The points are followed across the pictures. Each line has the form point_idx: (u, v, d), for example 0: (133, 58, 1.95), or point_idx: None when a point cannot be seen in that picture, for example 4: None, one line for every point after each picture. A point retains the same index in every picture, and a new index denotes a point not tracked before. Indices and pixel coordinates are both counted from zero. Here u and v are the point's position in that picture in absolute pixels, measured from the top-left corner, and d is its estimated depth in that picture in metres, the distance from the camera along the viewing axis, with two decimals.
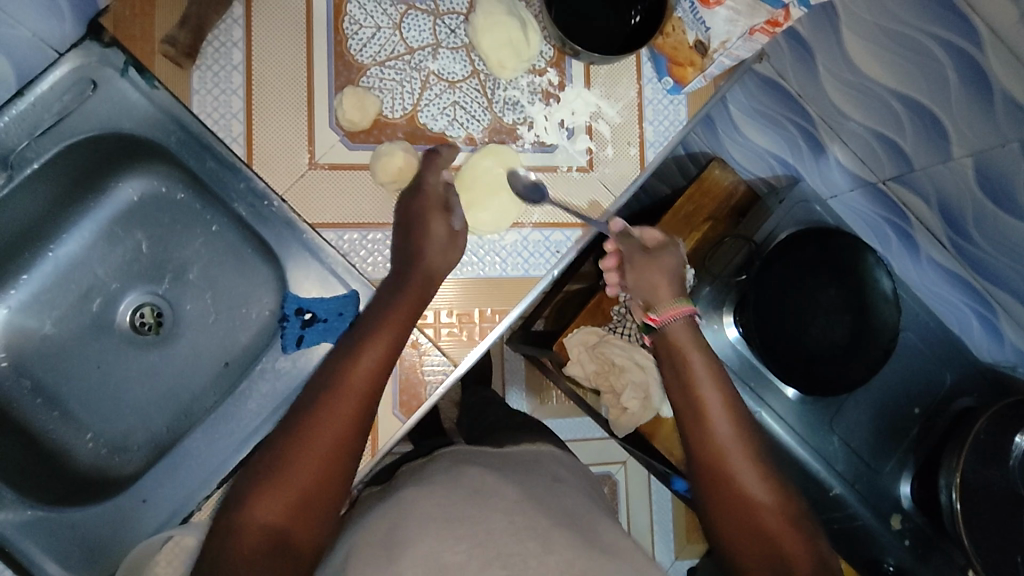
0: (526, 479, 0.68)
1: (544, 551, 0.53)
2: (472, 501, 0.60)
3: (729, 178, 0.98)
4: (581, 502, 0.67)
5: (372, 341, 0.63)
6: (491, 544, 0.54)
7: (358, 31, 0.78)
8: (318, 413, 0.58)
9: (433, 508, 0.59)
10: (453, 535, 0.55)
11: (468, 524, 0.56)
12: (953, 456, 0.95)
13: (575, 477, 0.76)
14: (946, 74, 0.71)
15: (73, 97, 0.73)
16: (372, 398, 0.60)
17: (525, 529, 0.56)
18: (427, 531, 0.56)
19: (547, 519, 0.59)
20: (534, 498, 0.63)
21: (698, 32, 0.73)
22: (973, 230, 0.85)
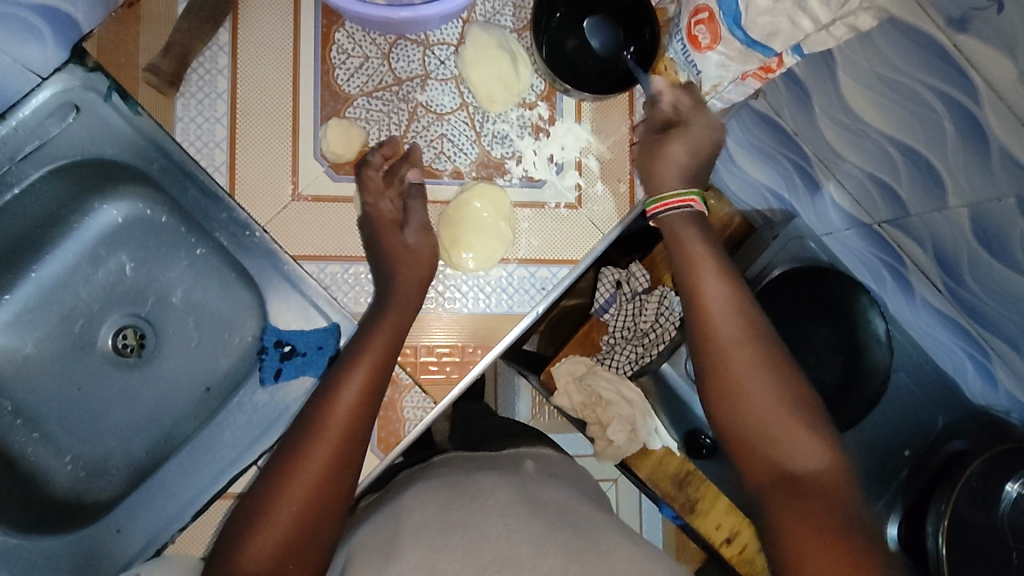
0: (531, 481, 0.68)
1: (539, 554, 0.54)
2: (466, 503, 0.61)
3: (724, 210, 1.05)
4: (574, 499, 0.67)
5: (349, 375, 0.64)
6: (488, 548, 0.55)
7: (346, 60, 0.77)
8: (299, 451, 0.59)
9: (421, 518, 0.59)
10: (445, 544, 0.55)
11: (460, 532, 0.56)
12: (942, 500, 0.94)
13: (572, 480, 0.76)
14: (942, 125, 0.69)
15: (56, 121, 0.73)
16: (351, 436, 0.61)
17: (520, 531, 0.56)
18: (419, 539, 0.56)
19: (542, 522, 0.58)
20: (532, 499, 0.63)
21: (690, 74, 0.71)
22: (967, 276, 0.83)
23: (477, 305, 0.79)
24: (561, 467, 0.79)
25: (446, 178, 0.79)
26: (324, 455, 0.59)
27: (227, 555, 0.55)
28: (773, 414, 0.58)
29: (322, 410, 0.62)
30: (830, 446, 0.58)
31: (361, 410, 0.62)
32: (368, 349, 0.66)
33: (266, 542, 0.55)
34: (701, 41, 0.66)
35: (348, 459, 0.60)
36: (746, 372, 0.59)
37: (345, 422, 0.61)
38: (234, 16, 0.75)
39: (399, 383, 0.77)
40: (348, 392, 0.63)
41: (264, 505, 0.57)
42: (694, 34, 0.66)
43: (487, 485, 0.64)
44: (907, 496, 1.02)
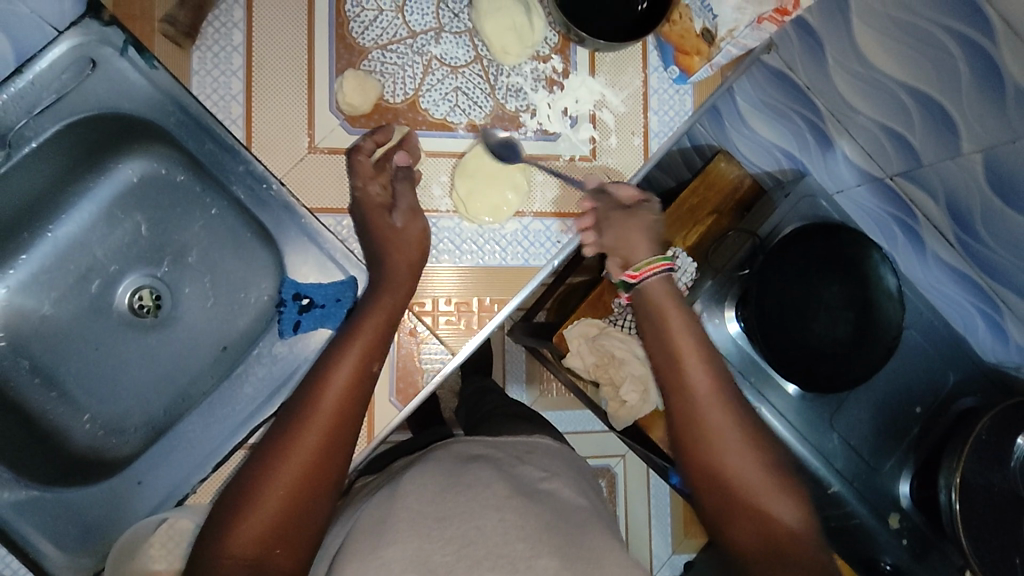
0: (528, 467, 0.69)
1: (532, 554, 0.55)
2: (463, 491, 0.61)
3: (734, 172, 1.02)
4: (574, 496, 0.67)
5: (337, 363, 0.63)
6: (482, 543, 0.56)
7: (360, 13, 0.77)
8: (289, 433, 0.59)
9: (419, 503, 0.60)
10: (440, 534, 0.56)
11: (455, 522, 0.58)
12: (954, 457, 0.94)
13: (572, 470, 0.75)
14: (957, 67, 0.69)
15: (71, 75, 0.72)
16: (343, 424, 0.60)
17: (516, 526, 0.57)
18: (415, 527, 0.57)
19: (539, 516, 0.59)
20: (530, 491, 0.63)
21: (705, 20, 0.71)
22: (979, 227, 0.83)
23: (493, 257, 0.79)
24: (561, 456, 0.78)
25: (460, 131, 0.79)
26: (311, 444, 0.58)
27: (217, 536, 0.55)
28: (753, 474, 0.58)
29: (314, 394, 0.61)
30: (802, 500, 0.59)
31: (351, 395, 0.62)
32: (358, 336, 0.65)
33: (256, 525, 0.55)
34: None
35: (337, 448, 0.60)
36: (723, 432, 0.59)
37: (336, 404, 0.61)
38: None
39: (416, 334, 0.77)
40: (337, 381, 0.62)
41: (253, 487, 0.57)
42: None
43: (485, 475, 0.65)
44: (919, 452, 1.02)
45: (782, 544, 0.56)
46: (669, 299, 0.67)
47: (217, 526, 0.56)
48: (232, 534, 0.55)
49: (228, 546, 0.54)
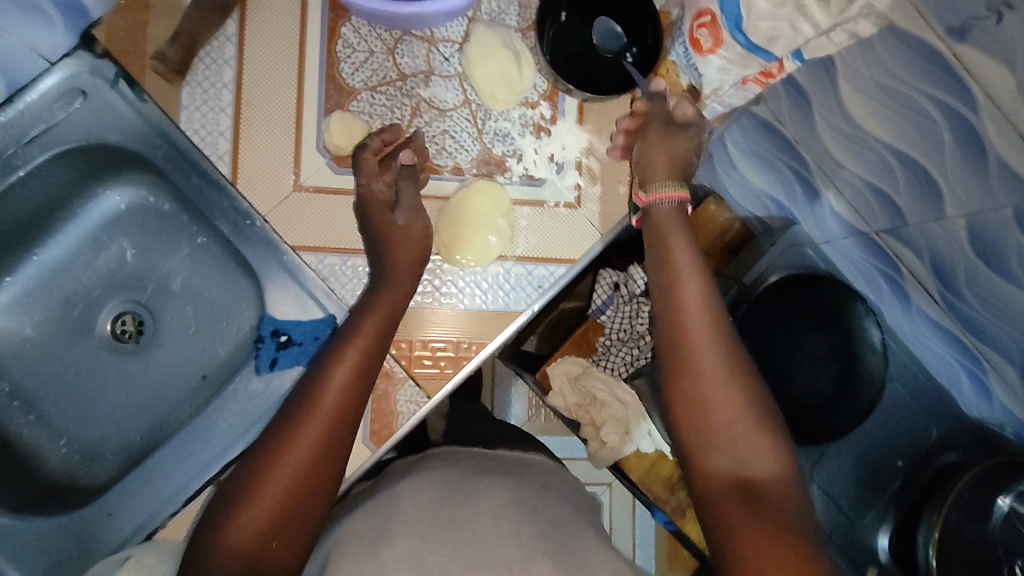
0: (518, 485, 0.72)
1: (528, 559, 0.57)
2: (459, 503, 0.65)
3: (724, 215, 0.95)
4: (565, 513, 0.70)
5: (335, 364, 0.62)
6: (477, 546, 0.58)
7: (351, 54, 0.78)
8: (294, 426, 0.58)
9: (410, 514, 0.63)
10: (437, 538, 0.59)
11: (450, 527, 0.60)
12: (933, 512, 0.93)
13: (564, 488, 0.79)
14: (942, 135, 0.69)
15: (62, 106, 0.73)
16: (343, 420, 0.59)
17: (511, 535, 0.60)
18: (410, 531, 0.60)
19: (530, 529, 0.62)
20: (522, 506, 0.67)
21: (691, 76, 0.71)
22: (963, 287, 0.83)
23: (473, 300, 0.79)
24: (553, 474, 0.82)
25: (446, 174, 0.79)
26: (314, 435, 0.57)
27: (216, 527, 0.53)
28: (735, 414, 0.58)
29: (314, 389, 0.60)
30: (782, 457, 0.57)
31: (351, 392, 0.61)
32: (358, 334, 0.65)
33: (258, 515, 0.53)
34: (703, 45, 0.66)
35: (338, 445, 0.58)
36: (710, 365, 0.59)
37: (338, 400, 0.60)
38: (242, 8, 0.76)
39: (392, 376, 0.77)
40: (336, 377, 0.61)
41: (254, 480, 0.55)
42: (695, 37, 0.66)
43: (481, 493, 0.67)
44: (898, 508, 1.02)
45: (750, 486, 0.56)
46: (674, 228, 0.67)
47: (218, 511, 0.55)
48: (230, 523, 0.52)
49: (230, 538, 0.52)
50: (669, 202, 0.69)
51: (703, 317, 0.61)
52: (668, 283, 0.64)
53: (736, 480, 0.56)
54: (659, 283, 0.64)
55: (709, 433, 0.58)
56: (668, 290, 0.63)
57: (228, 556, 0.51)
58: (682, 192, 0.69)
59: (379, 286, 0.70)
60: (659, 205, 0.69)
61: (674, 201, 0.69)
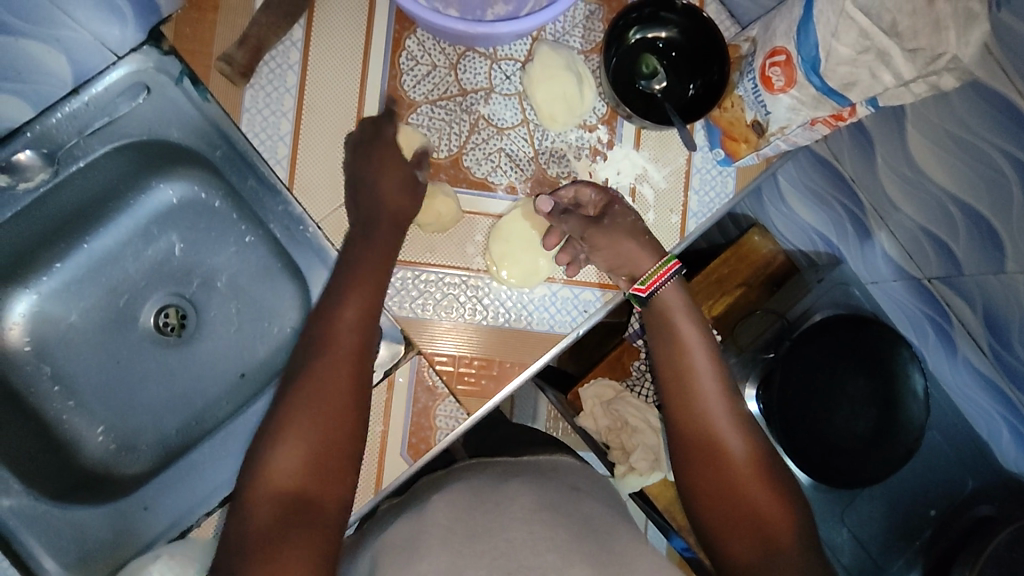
0: (548, 488, 0.72)
1: (563, 564, 0.57)
2: (491, 511, 0.65)
3: (768, 246, 1.05)
4: (600, 514, 0.70)
5: (344, 302, 0.66)
6: (512, 556, 0.58)
7: (414, 67, 0.78)
8: (310, 372, 0.62)
9: (449, 521, 0.63)
10: (471, 550, 0.58)
11: (489, 536, 0.61)
12: (965, 565, 0.91)
13: (599, 489, 0.79)
14: (1011, 189, 0.68)
15: (126, 100, 0.74)
16: (359, 353, 0.64)
17: (544, 539, 0.60)
18: (445, 544, 0.60)
19: (564, 532, 0.62)
20: (553, 508, 0.66)
21: (757, 112, 0.70)
22: (1015, 341, 0.80)
23: (519, 320, 0.78)
24: (585, 477, 0.81)
25: (500, 192, 0.79)
26: (336, 374, 0.62)
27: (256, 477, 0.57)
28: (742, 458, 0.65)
29: (326, 330, 0.65)
30: (785, 498, 0.64)
31: (361, 327, 0.65)
32: (360, 280, 0.67)
33: (293, 458, 0.58)
34: (774, 83, 0.65)
35: (356, 382, 0.62)
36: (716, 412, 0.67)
37: (349, 338, 0.64)
38: (310, 14, 0.76)
39: (434, 391, 0.77)
40: (347, 313, 0.65)
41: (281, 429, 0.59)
42: (767, 75, 0.65)
43: (516, 500, 0.67)
44: (928, 556, 0.99)
45: (758, 521, 0.62)
46: (679, 305, 0.72)
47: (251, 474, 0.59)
48: (266, 476, 0.57)
49: (274, 477, 0.57)
50: (669, 280, 0.73)
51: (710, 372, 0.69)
52: (683, 363, 0.69)
53: (759, 530, 0.62)
54: (672, 357, 0.70)
55: (725, 471, 0.64)
56: (679, 344, 0.70)
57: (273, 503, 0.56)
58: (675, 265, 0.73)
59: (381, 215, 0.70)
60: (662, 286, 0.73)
61: (670, 279, 0.73)
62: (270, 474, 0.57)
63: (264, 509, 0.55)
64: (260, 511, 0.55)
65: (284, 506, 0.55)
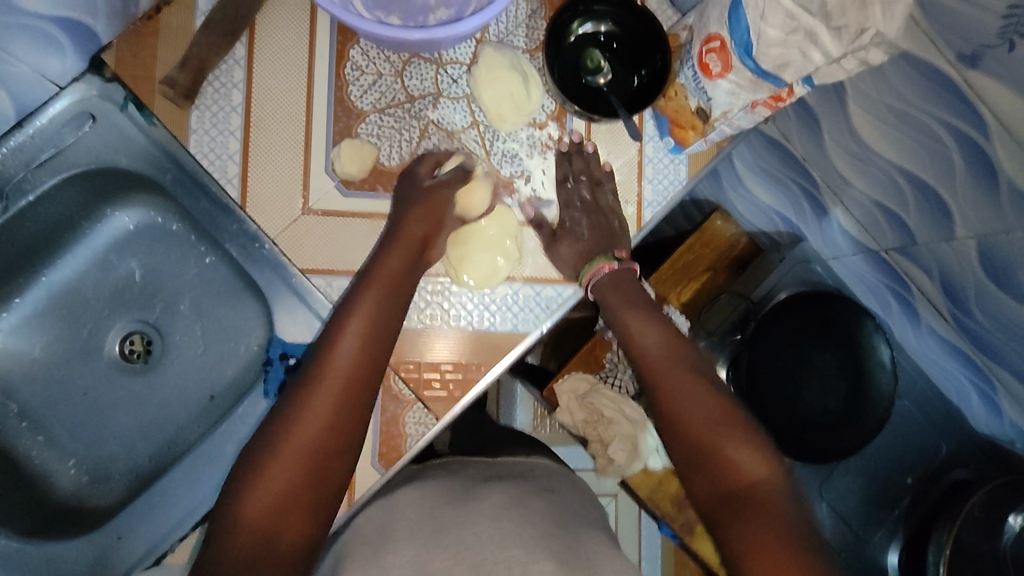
0: (523, 489, 0.72)
1: (529, 559, 0.57)
2: (460, 508, 0.66)
3: (730, 230, 1.04)
4: (571, 514, 0.70)
5: (353, 311, 0.62)
6: (478, 550, 0.59)
7: (359, 77, 0.78)
8: (304, 392, 0.57)
9: (416, 521, 0.65)
10: (437, 544, 0.60)
11: (455, 532, 0.62)
12: (943, 530, 0.93)
13: (572, 490, 0.79)
14: (953, 158, 0.69)
15: (71, 130, 0.74)
16: (362, 367, 0.59)
17: (511, 534, 0.61)
18: (412, 540, 0.61)
19: (533, 530, 0.62)
20: (522, 505, 0.67)
21: (700, 100, 0.70)
22: (973, 306, 0.81)
23: (482, 321, 0.79)
24: (562, 478, 0.82)
25: None
26: (331, 390, 0.57)
27: (230, 511, 0.54)
28: (711, 423, 0.61)
29: (332, 338, 0.60)
30: (765, 452, 0.60)
31: (371, 335, 0.61)
32: (366, 290, 0.64)
33: (265, 493, 0.54)
34: (712, 69, 0.65)
35: (355, 395, 0.58)
36: (671, 383, 0.64)
37: (358, 349, 0.60)
38: (250, 31, 0.76)
39: (402, 398, 0.77)
40: (355, 320, 0.61)
41: (262, 460, 0.55)
42: (704, 62, 0.66)
43: (492, 498, 0.68)
44: (908, 525, 1.01)
45: (741, 491, 0.58)
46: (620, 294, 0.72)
47: (229, 501, 0.55)
48: (237, 513, 0.53)
49: (241, 513, 0.53)
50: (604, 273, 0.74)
51: (657, 346, 0.67)
52: (632, 341, 0.68)
53: (739, 497, 0.57)
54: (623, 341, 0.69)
55: (696, 440, 0.61)
56: (624, 325, 0.69)
57: (241, 543, 0.52)
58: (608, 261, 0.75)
59: (401, 234, 0.70)
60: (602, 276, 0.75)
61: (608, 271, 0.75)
62: (239, 512, 0.53)
63: (234, 546, 0.52)
64: (232, 547, 0.52)
65: (252, 542, 0.52)
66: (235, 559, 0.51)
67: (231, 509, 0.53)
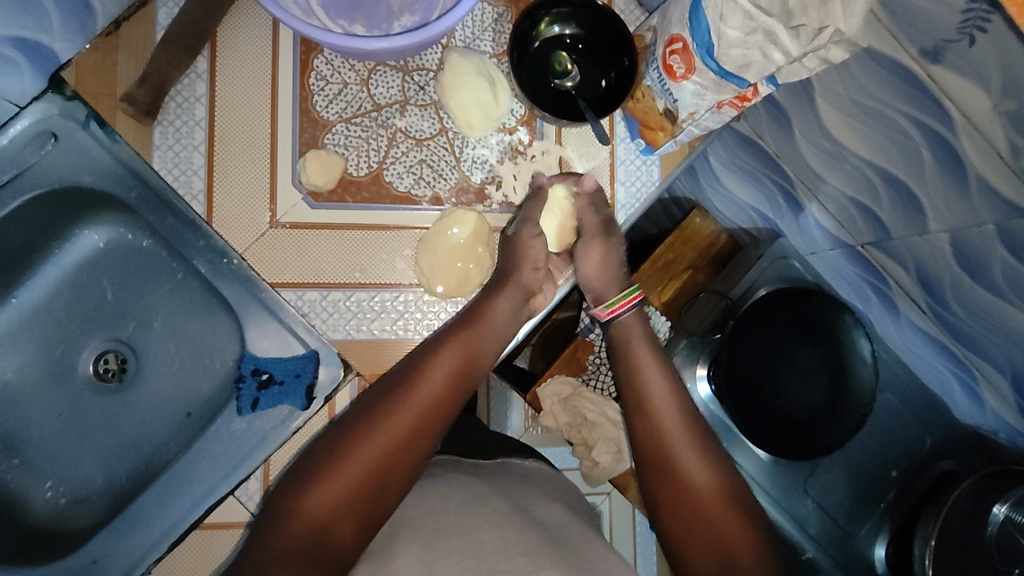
0: (513, 491, 0.71)
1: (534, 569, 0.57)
2: (458, 505, 0.64)
3: (710, 227, 1.07)
4: (564, 514, 0.70)
5: (439, 362, 0.69)
6: (484, 557, 0.57)
7: (324, 86, 0.77)
8: (387, 414, 0.64)
9: (421, 516, 0.62)
10: (445, 546, 0.58)
11: (460, 535, 0.60)
12: (929, 522, 0.93)
13: (558, 493, 0.77)
14: (921, 153, 0.68)
15: (33, 150, 0.72)
16: (435, 411, 0.66)
17: (516, 544, 0.59)
18: (420, 538, 0.59)
19: (536, 536, 0.62)
20: (520, 511, 0.65)
21: (666, 101, 0.70)
22: (950, 299, 0.81)
23: None
24: (550, 481, 0.80)
25: (425, 204, 0.78)
26: (410, 421, 0.64)
27: (298, 494, 0.60)
28: (710, 484, 0.66)
29: (417, 377, 0.68)
30: (752, 528, 0.65)
31: (448, 387, 0.68)
32: (456, 344, 0.71)
33: (335, 490, 0.60)
34: (676, 71, 0.65)
35: (427, 431, 0.65)
36: (671, 427, 0.70)
37: (436, 395, 0.67)
38: (211, 44, 0.76)
39: None
40: (439, 371, 0.68)
41: (338, 457, 0.62)
42: (668, 64, 0.65)
43: (492, 499, 0.66)
44: (894, 518, 1.01)
45: (730, 549, 0.62)
46: (631, 327, 0.78)
47: (297, 490, 0.60)
48: (307, 502, 0.59)
49: (312, 499, 0.59)
50: (631, 309, 0.79)
51: (667, 397, 0.72)
52: (638, 376, 0.74)
53: (722, 552, 0.62)
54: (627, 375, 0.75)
55: (686, 484, 0.66)
56: (630, 363, 0.75)
57: (303, 526, 0.58)
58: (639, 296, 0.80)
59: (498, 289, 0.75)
60: (625, 313, 0.79)
61: (631, 308, 0.79)
62: (311, 500, 0.59)
63: (296, 527, 0.57)
64: (295, 530, 0.57)
65: (312, 530, 0.57)
66: (294, 541, 0.56)
67: (300, 497, 0.59)
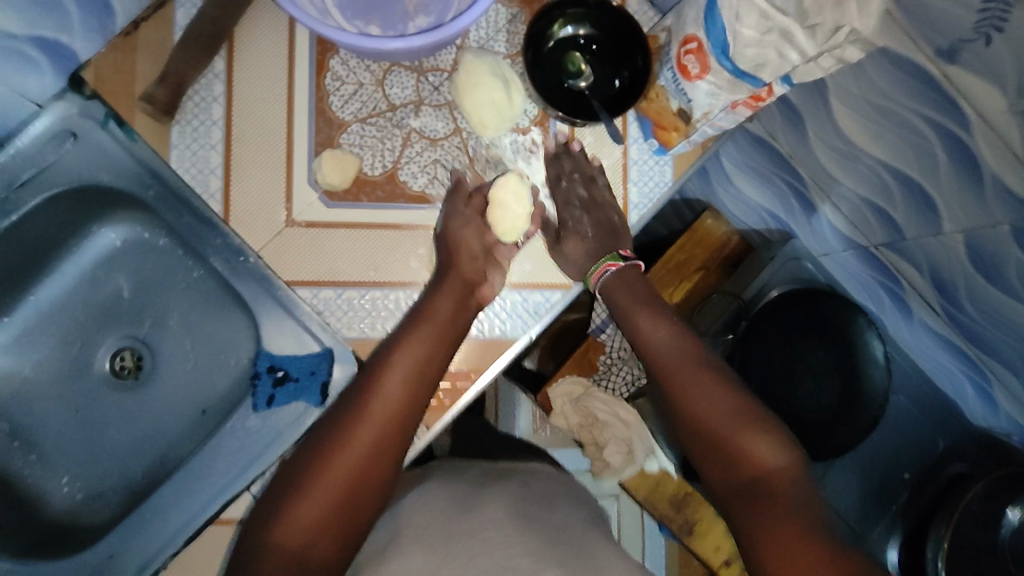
0: (522, 493, 0.71)
1: (537, 568, 0.57)
2: (461, 514, 0.64)
3: (722, 228, 1.07)
4: (571, 516, 0.70)
5: (396, 357, 0.67)
6: (487, 558, 0.58)
7: (340, 87, 0.78)
8: (348, 426, 0.62)
9: (425, 521, 0.64)
10: (448, 550, 0.59)
11: (463, 538, 0.61)
12: (942, 524, 0.92)
13: (569, 495, 0.77)
14: (936, 153, 0.68)
15: (53, 149, 0.73)
16: (398, 415, 0.64)
17: (518, 544, 0.60)
18: (424, 542, 0.60)
19: (539, 539, 0.62)
20: (524, 514, 0.66)
21: (680, 101, 0.70)
22: (964, 300, 0.81)
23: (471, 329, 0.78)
24: (558, 482, 0.80)
25: (439, 204, 0.79)
26: (372, 429, 0.63)
27: (274, 518, 0.59)
28: (729, 417, 0.67)
29: (376, 380, 0.65)
30: (780, 444, 0.66)
31: (409, 385, 0.66)
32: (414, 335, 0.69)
33: (309, 512, 0.59)
34: (690, 71, 0.65)
35: (393, 437, 0.63)
36: (679, 373, 0.70)
37: (396, 394, 0.65)
38: (229, 44, 0.76)
39: None
40: (397, 368, 0.66)
41: (309, 475, 0.60)
42: (683, 64, 0.65)
43: (496, 503, 0.67)
44: (907, 520, 1.00)
45: (761, 475, 0.64)
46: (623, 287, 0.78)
47: (274, 512, 0.59)
48: (283, 526, 0.58)
49: (287, 522, 0.58)
50: (610, 273, 0.79)
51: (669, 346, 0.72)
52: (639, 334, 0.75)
53: (757, 480, 0.64)
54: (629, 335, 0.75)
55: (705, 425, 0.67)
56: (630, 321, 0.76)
57: (283, 550, 0.57)
58: (615, 261, 0.79)
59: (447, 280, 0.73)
60: (606, 276, 0.79)
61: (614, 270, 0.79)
62: (287, 523, 0.58)
63: (276, 552, 0.57)
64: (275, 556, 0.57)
65: (291, 555, 0.57)
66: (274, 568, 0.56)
67: (276, 520, 0.59)
